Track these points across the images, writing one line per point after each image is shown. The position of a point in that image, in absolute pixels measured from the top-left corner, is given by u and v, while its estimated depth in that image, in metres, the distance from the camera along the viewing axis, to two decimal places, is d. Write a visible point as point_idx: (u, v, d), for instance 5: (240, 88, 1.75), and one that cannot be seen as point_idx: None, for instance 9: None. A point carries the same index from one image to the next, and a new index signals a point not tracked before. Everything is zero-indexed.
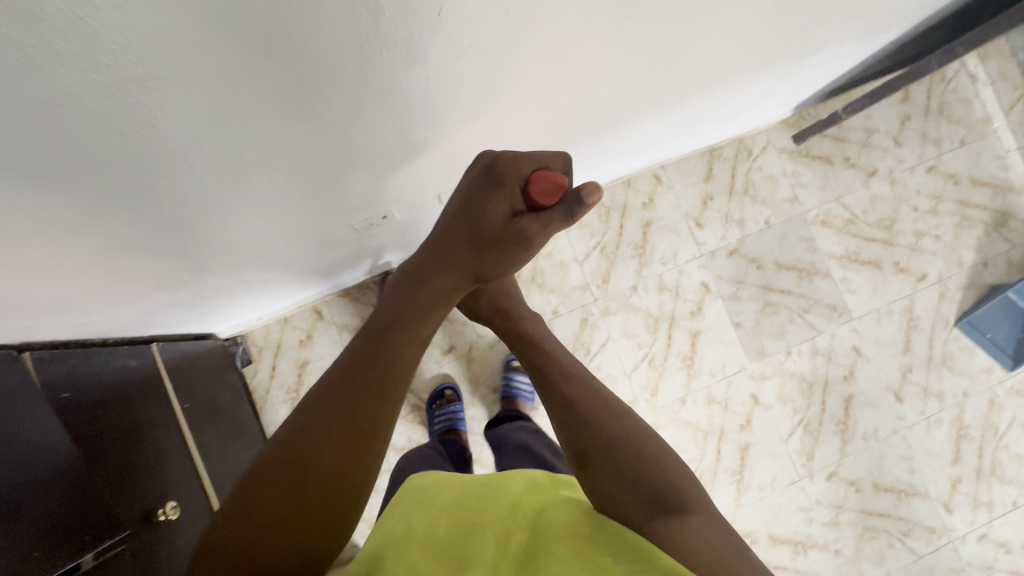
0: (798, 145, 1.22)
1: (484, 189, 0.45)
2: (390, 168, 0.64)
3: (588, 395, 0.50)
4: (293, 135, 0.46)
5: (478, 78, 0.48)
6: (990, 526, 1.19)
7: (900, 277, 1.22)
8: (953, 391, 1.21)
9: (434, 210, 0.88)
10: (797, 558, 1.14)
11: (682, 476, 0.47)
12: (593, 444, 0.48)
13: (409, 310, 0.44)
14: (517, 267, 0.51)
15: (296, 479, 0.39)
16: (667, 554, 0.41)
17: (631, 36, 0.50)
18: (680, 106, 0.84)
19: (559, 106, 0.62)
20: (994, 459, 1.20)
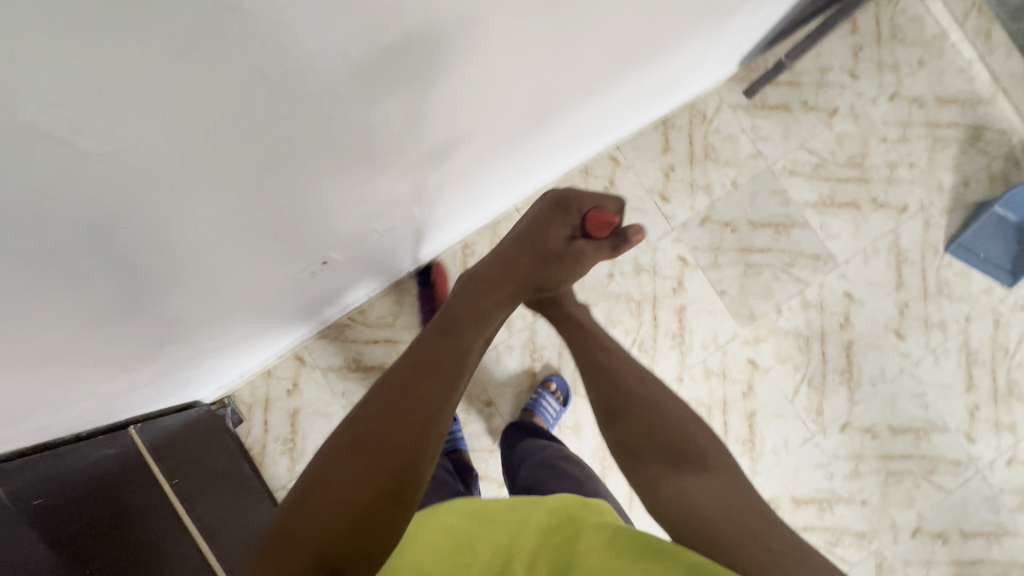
0: (751, 99, 1.19)
1: (556, 213, 0.67)
2: (321, 214, 0.63)
3: (622, 369, 0.64)
4: (251, 197, 0.49)
5: (352, 117, 0.46)
6: (1017, 449, 1.16)
7: (880, 212, 1.18)
8: (955, 318, 1.17)
9: (379, 241, 0.85)
10: (823, 515, 1.12)
11: (703, 438, 0.56)
12: (628, 402, 0.60)
13: (479, 310, 0.63)
14: (571, 281, 0.70)
15: (372, 463, 0.48)
16: (693, 498, 0.50)
17: (501, 38, 0.48)
18: (612, 87, 0.81)
19: (476, 113, 0.60)
20: (1009, 379, 1.17)
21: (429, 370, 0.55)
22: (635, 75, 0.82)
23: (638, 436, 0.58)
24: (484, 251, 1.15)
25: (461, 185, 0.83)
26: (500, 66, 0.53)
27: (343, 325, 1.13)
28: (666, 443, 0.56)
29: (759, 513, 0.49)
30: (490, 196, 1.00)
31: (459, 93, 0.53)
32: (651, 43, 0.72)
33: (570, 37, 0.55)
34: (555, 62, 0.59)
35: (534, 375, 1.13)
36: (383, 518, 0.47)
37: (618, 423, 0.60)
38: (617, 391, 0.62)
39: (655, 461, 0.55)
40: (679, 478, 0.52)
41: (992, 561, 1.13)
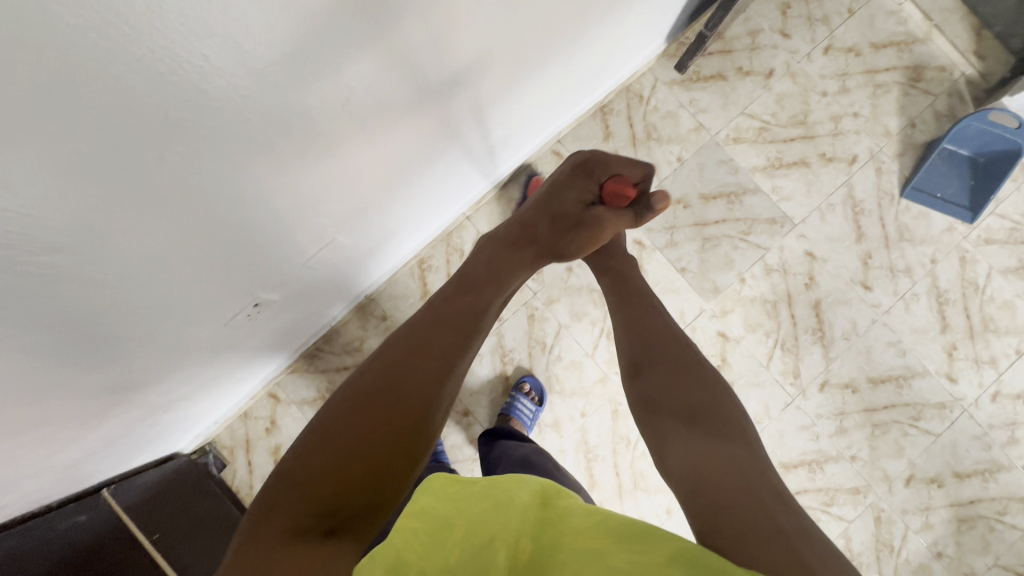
0: (684, 74, 1.19)
1: (578, 177, 0.68)
2: (257, 250, 0.61)
3: (656, 328, 0.63)
4: (186, 234, 0.48)
5: (246, 156, 0.45)
6: (1000, 383, 1.15)
7: (831, 167, 1.18)
8: (920, 262, 1.17)
9: (322, 270, 0.79)
10: (815, 476, 1.12)
11: (729, 408, 0.53)
12: (654, 358, 0.59)
13: (499, 269, 0.61)
14: (588, 251, 0.69)
15: (384, 412, 0.45)
16: (703, 458, 0.48)
17: (365, 71, 0.47)
18: (538, 83, 0.80)
19: (387, 135, 0.60)
20: (984, 315, 1.16)
21: (447, 323, 0.53)
22: (557, 68, 0.81)
23: (658, 393, 0.56)
24: (441, 264, 1.16)
25: (405, 199, 0.81)
26: (394, 87, 0.52)
27: (312, 357, 1.14)
28: (686, 403, 0.54)
29: (773, 491, 0.45)
30: (441, 206, 0.99)
31: (360, 120, 0.53)
32: (560, 34, 0.70)
33: (458, 47, 0.55)
34: (455, 72, 0.59)
35: (508, 377, 1.13)
36: (391, 472, 0.44)
37: (640, 376, 0.59)
38: (647, 347, 0.61)
39: (671, 418, 0.53)
40: (693, 439, 0.50)
41: (990, 499, 1.13)
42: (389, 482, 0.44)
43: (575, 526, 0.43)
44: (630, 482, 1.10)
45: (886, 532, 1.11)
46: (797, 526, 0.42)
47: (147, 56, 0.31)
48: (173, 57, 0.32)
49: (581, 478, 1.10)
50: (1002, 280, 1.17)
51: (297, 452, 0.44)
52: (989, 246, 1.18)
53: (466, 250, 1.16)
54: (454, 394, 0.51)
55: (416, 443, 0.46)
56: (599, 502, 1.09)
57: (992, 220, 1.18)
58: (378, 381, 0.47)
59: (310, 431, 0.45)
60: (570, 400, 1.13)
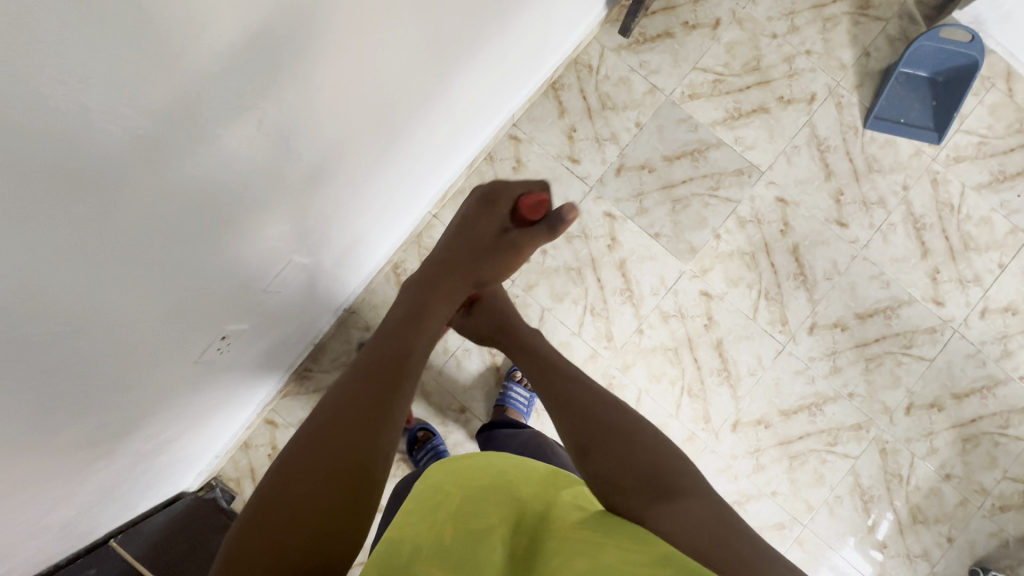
0: (630, 37, 1.17)
1: (484, 206, 0.68)
2: (215, 287, 0.60)
3: (583, 391, 0.56)
4: (138, 284, 0.48)
5: (182, 196, 0.45)
6: (987, 298, 1.15)
7: (791, 109, 1.17)
8: (892, 191, 1.16)
9: (285, 295, 0.79)
10: (816, 419, 1.13)
11: (678, 465, 0.50)
12: (595, 434, 0.51)
13: (419, 312, 0.58)
14: (505, 273, 0.70)
15: (324, 464, 0.44)
16: (675, 537, 0.43)
17: (282, 82, 0.46)
18: (474, 71, 0.79)
19: (318, 149, 0.58)
20: (963, 234, 1.16)
21: (368, 376, 0.50)
22: (491, 54, 0.79)
23: (610, 472, 0.48)
24: (415, 266, 1.15)
25: (352, 212, 0.79)
26: (312, 96, 0.51)
27: (303, 377, 1.14)
28: (639, 476, 0.48)
29: (736, 534, 0.45)
30: (402, 207, 0.98)
31: (282, 134, 0.51)
32: (485, 19, 0.69)
33: (374, 48, 0.54)
34: (377, 75, 0.58)
35: (499, 368, 1.13)
36: (336, 526, 0.43)
37: (588, 456, 0.50)
38: (578, 422, 0.53)
39: (632, 493, 0.47)
40: (662, 513, 0.45)
41: (991, 415, 1.14)
42: (335, 539, 0.43)
43: (569, 518, 0.46)
44: None
45: (893, 463, 1.13)
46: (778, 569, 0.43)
47: (35, 112, 0.29)
48: (55, 109, 0.31)
49: None
50: (977, 197, 1.17)
51: (241, 530, 0.42)
52: (960, 164, 1.17)
53: None
54: (394, 436, 0.49)
55: (360, 490, 0.45)
56: None
57: (959, 137, 1.17)
58: (311, 429, 0.47)
59: (244, 514, 0.43)
60: None
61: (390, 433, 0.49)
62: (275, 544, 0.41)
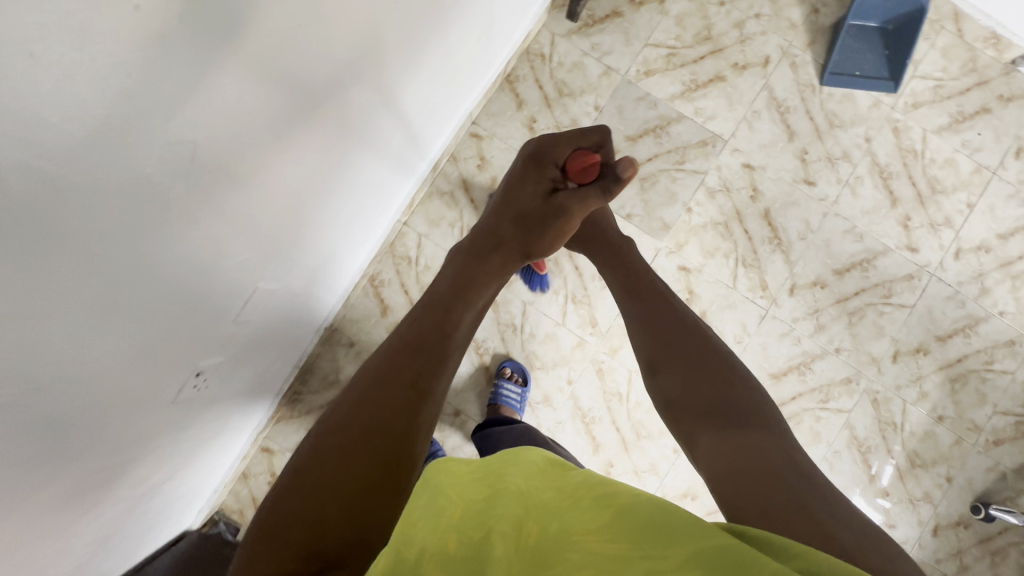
0: (579, 21, 1.17)
1: (531, 170, 0.67)
2: (182, 326, 0.60)
3: (667, 327, 0.61)
4: (98, 334, 0.47)
5: (130, 243, 0.44)
6: (960, 239, 1.16)
7: (746, 74, 1.17)
8: (855, 144, 1.17)
9: (261, 320, 0.78)
10: (806, 378, 1.14)
11: (754, 398, 0.53)
12: (671, 363, 0.58)
13: (464, 282, 0.61)
14: (560, 239, 0.68)
15: (363, 440, 0.46)
16: (734, 457, 0.47)
17: (222, 113, 0.46)
18: (423, 73, 0.78)
19: (268, 177, 0.58)
20: (929, 178, 1.17)
21: (417, 347, 0.53)
22: (436, 59, 0.79)
23: (685, 394, 0.55)
24: (392, 276, 1.15)
25: (333, 214, 0.81)
26: (246, 121, 0.49)
27: (293, 401, 1.13)
28: (712, 403, 0.53)
29: (794, 468, 0.46)
30: (370, 217, 0.98)
31: (222, 163, 0.50)
32: (423, 21, 0.69)
33: (307, 62, 0.53)
34: (317, 92, 0.57)
35: (488, 367, 1.13)
36: (374, 501, 0.44)
37: (657, 373, 0.59)
38: (660, 348, 0.60)
39: (704, 418, 0.53)
40: (727, 434, 0.50)
41: (976, 352, 1.16)
42: (371, 513, 0.43)
43: (586, 524, 0.39)
44: (633, 434, 1.12)
45: (886, 411, 1.14)
46: (837, 521, 0.41)
47: None
48: None
49: (584, 443, 1.12)
50: (939, 140, 1.18)
51: (284, 494, 0.44)
52: (919, 110, 1.18)
53: (413, 256, 1.16)
54: (433, 415, 0.51)
55: (398, 465, 0.46)
56: (607, 461, 1.11)
57: (915, 83, 1.18)
58: (354, 404, 0.48)
59: (290, 473, 0.45)
60: (555, 372, 1.13)
61: (429, 404, 0.50)
62: (315, 509, 0.42)
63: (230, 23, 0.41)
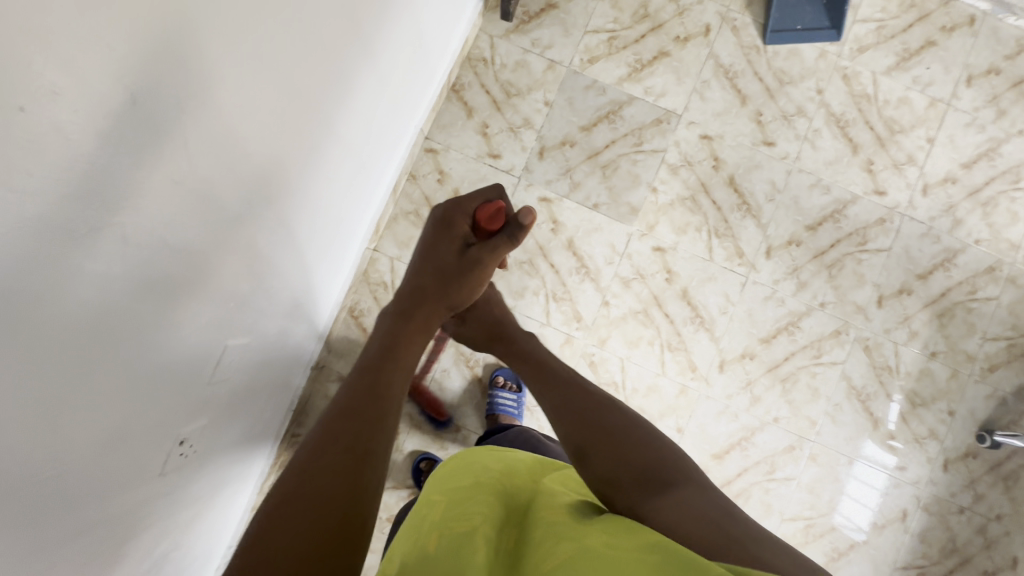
0: (514, 20, 1.16)
1: (443, 230, 0.69)
2: (154, 401, 0.59)
3: (580, 396, 0.59)
4: (64, 430, 0.47)
5: (80, 335, 0.43)
6: (925, 175, 1.17)
7: (689, 46, 1.17)
8: (808, 98, 1.17)
9: (237, 377, 0.77)
10: (796, 336, 1.14)
11: (673, 461, 0.51)
12: (592, 436, 0.54)
13: (393, 344, 0.60)
14: (479, 291, 0.70)
15: (313, 507, 0.44)
16: (671, 519, 0.44)
17: (154, 188, 0.45)
18: (357, 104, 0.77)
19: (216, 241, 0.57)
20: (886, 120, 1.17)
21: (353, 412, 0.51)
22: (369, 86, 0.78)
23: (613, 468, 0.50)
24: (370, 304, 1.15)
25: (287, 265, 0.78)
26: (180, 189, 0.48)
27: (292, 444, 1.12)
28: (639, 469, 0.50)
29: (733, 518, 0.45)
30: (336, 252, 0.97)
31: (161, 238, 0.48)
32: (348, 52, 0.68)
33: (230, 119, 0.51)
34: (254, 151, 0.57)
35: (481, 379, 1.13)
36: (337, 562, 0.42)
37: (585, 459, 0.53)
38: (581, 425, 0.55)
39: (629, 487, 0.48)
40: (662, 499, 0.47)
41: (958, 284, 1.16)
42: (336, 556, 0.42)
43: (552, 513, 0.44)
44: None
45: (880, 356, 1.15)
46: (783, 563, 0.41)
47: None
48: None
49: None
50: (890, 80, 1.18)
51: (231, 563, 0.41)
52: (865, 54, 1.18)
53: (388, 280, 1.16)
54: (381, 471, 0.49)
55: (352, 525, 0.44)
56: None
57: (858, 28, 1.18)
58: (299, 475, 0.46)
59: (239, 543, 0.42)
60: None
61: (378, 460, 0.49)
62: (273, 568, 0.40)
63: (140, 98, 0.40)
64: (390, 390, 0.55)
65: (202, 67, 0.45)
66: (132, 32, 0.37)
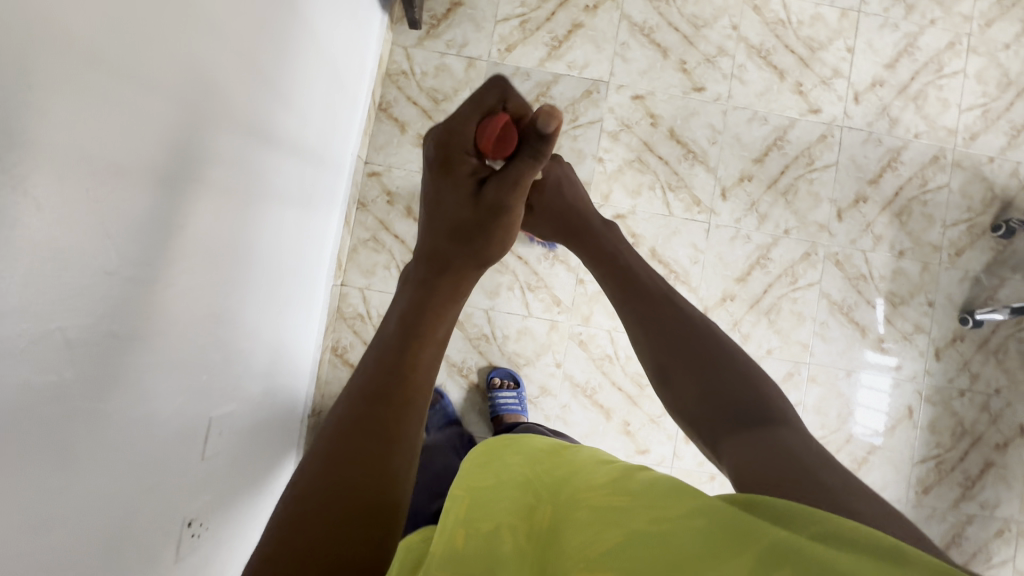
0: (423, 27, 1.15)
1: (443, 168, 0.49)
2: (150, 490, 0.58)
3: (675, 328, 0.50)
4: (64, 545, 0.46)
5: (51, 454, 0.42)
6: (854, 84, 1.19)
7: (600, 13, 1.17)
8: (725, 37, 1.18)
9: (231, 442, 0.76)
10: (768, 268, 1.16)
11: (775, 401, 0.44)
12: (685, 365, 0.47)
13: (407, 321, 0.47)
14: (508, 238, 0.53)
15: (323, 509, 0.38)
16: (756, 466, 0.38)
17: (87, 285, 0.44)
18: (282, 146, 0.76)
19: (167, 314, 0.56)
20: (804, 40, 1.19)
21: (367, 407, 0.42)
22: (289, 126, 0.77)
23: (709, 393, 0.45)
24: (352, 339, 1.14)
25: (250, 292, 0.75)
26: (112, 281, 0.47)
27: None
28: (733, 407, 0.44)
29: (837, 481, 0.37)
30: (302, 294, 0.97)
31: (104, 332, 0.47)
32: (261, 102, 0.67)
33: (152, 189, 0.49)
34: (188, 207, 0.56)
35: (478, 384, 1.13)
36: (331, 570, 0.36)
37: (669, 382, 0.48)
38: (677, 349, 0.48)
39: (722, 423, 0.43)
40: (764, 443, 0.40)
41: (908, 180, 1.19)
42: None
43: (593, 485, 0.39)
44: (635, 387, 1.14)
45: (852, 267, 1.18)
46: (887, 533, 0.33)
47: None
48: None
49: (595, 414, 1.13)
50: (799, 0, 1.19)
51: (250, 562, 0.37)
52: None
53: (364, 311, 1.15)
54: (406, 457, 0.42)
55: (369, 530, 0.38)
56: (622, 421, 1.13)
57: None
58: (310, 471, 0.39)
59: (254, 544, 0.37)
60: (541, 362, 1.14)
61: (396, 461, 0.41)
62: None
63: (46, 198, 0.38)
64: (405, 382, 0.44)
65: (118, 150, 0.44)
66: (21, 87, 0.33)
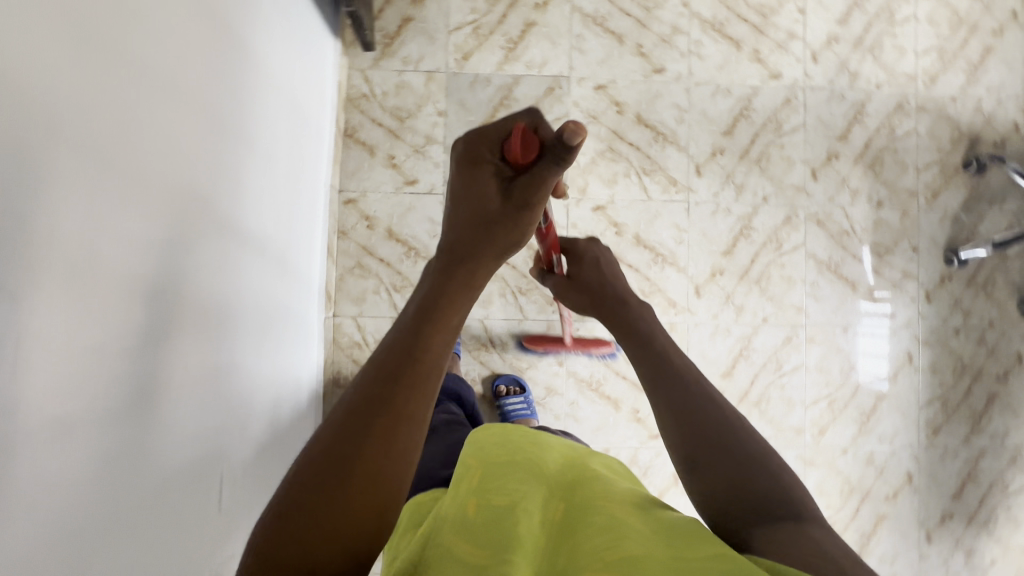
0: (377, 47, 1.15)
1: (471, 165, 0.39)
2: (171, 552, 0.57)
3: (708, 411, 0.46)
4: None
5: (66, 534, 0.42)
6: (810, 44, 1.20)
7: (550, 8, 1.17)
8: (678, 15, 1.19)
9: (248, 490, 0.76)
10: (752, 237, 1.17)
11: (800, 499, 0.42)
12: (716, 454, 0.44)
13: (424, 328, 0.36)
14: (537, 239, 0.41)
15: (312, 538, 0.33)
16: (780, 554, 0.37)
17: (82, 360, 0.43)
18: (252, 186, 0.75)
19: (165, 375, 0.55)
20: (756, 7, 1.19)
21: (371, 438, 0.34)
22: (257, 164, 0.76)
23: (732, 484, 0.43)
24: (352, 368, 1.14)
25: (238, 340, 0.72)
26: (104, 352, 0.45)
27: None
28: (754, 497, 0.42)
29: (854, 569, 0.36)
30: (293, 330, 0.96)
31: (106, 402, 0.46)
32: (225, 147, 0.66)
33: (132, 255, 0.48)
34: (167, 265, 0.54)
35: (484, 393, 1.13)
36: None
37: (697, 471, 0.44)
38: (707, 437, 0.45)
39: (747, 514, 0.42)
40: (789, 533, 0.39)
41: (876, 131, 1.20)
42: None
43: (614, 499, 0.40)
44: None
45: (833, 225, 1.19)
46: None
47: None
48: None
49: (604, 406, 1.14)
50: None
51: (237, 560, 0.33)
52: None
53: (360, 339, 1.14)
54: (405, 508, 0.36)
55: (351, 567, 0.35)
56: (631, 409, 1.13)
57: None
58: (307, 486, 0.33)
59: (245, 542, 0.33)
60: (543, 363, 1.14)
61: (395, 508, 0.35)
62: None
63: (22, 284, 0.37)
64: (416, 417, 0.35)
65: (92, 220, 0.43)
66: None
